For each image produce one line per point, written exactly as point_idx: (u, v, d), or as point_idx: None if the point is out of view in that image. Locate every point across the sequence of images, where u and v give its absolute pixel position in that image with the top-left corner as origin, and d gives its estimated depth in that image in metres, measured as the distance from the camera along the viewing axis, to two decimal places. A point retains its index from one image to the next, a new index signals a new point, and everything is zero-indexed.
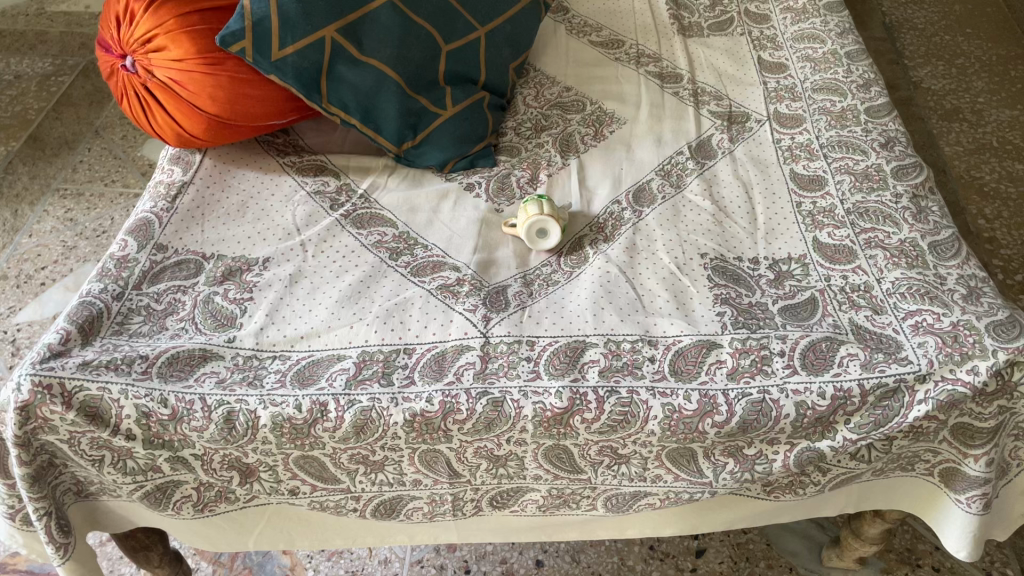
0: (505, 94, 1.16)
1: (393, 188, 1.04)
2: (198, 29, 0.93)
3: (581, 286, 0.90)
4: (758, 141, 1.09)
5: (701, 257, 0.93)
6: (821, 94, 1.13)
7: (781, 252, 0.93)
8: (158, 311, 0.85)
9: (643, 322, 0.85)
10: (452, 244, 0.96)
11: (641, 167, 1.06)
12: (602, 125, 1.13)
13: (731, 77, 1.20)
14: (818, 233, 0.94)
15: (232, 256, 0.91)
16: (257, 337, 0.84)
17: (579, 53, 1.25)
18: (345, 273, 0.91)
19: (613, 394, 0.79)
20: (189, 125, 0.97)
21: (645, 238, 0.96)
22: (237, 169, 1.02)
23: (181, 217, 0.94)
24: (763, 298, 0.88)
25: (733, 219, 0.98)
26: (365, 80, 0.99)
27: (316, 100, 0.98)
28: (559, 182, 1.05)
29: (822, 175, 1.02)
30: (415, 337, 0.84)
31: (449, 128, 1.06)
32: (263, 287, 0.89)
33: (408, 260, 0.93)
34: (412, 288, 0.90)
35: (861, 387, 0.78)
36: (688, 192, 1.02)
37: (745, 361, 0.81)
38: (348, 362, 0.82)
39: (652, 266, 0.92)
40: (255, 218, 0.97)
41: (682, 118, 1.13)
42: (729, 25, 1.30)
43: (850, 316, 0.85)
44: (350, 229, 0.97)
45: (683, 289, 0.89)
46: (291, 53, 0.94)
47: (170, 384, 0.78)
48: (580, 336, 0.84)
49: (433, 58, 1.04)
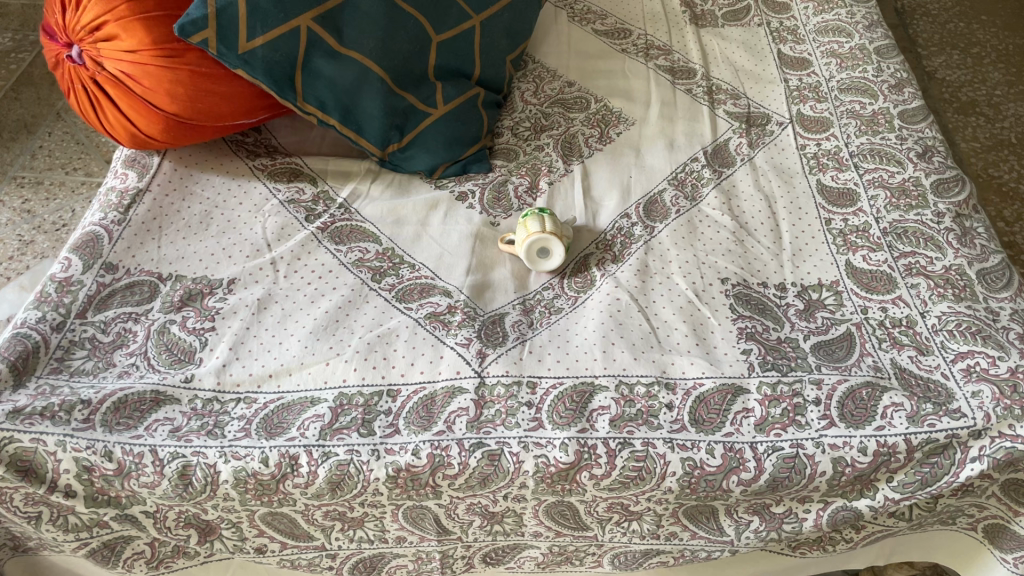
0: (502, 90, 1.05)
1: (376, 197, 0.93)
2: (156, 16, 0.81)
3: (588, 316, 0.80)
4: (780, 146, 0.99)
5: (722, 282, 0.83)
6: (849, 95, 1.03)
7: (810, 278, 0.83)
8: (106, 344, 0.74)
9: (659, 360, 0.75)
10: (442, 263, 0.85)
11: (652, 176, 0.96)
12: (608, 127, 1.02)
13: (748, 74, 1.09)
14: (851, 256, 0.85)
15: (192, 278, 0.80)
16: (218, 376, 0.73)
17: (582, 43, 1.14)
18: (320, 298, 0.80)
19: (627, 446, 0.70)
20: (145, 125, 0.86)
21: (658, 259, 0.85)
22: (200, 173, 0.91)
23: (135, 231, 0.83)
24: (792, 333, 0.78)
25: (755, 237, 0.88)
26: (346, 75, 0.88)
27: (290, 97, 0.87)
28: (561, 191, 0.94)
29: (852, 188, 0.92)
30: (399, 378, 0.74)
31: (440, 129, 0.95)
32: (227, 314, 0.78)
33: (392, 282, 0.83)
34: (397, 317, 0.79)
35: (908, 443, 0.69)
36: (705, 205, 0.92)
37: (775, 411, 0.71)
38: (323, 407, 0.71)
39: (667, 293, 0.81)
40: (220, 231, 0.85)
41: (697, 119, 1.03)
42: (745, 14, 1.18)
43: (892, 357, 0.75)
44: (327, 245, 0.86)
45: (703, 321, 0.79)
46: (261, 45, 0.83)
47: (116, 434, 0.68)
48: (587, 378, 0.74)
49: (422, 50, 0.93)
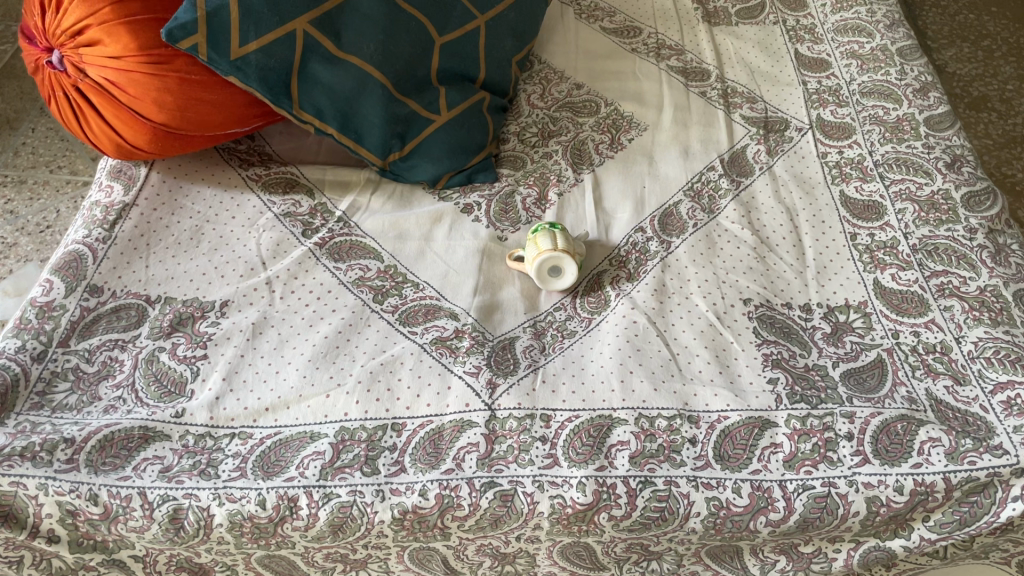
0: (508, 93, 1.00)
1: (377, 210, 0.88)
2: (142, 19, 0.76)
3: (603, 341, 0.75)
4: (800, 154, 0.94)
5: (744, 303, 0.78)
6: (872, 100, 0.98)
7: (836, 298, 0.79)
8: (90, 375, 0.69)
9: (680, 391, 0.70)
10: (448, 282, 0.80)
11: (667, 186, 0.91)
12: (619, 132, 0.97)
13: (764, 75, 1.04)
14: (880, 275, 0.80)
15: (183, 301, 0.76)
16: (211, 411, 0.68)
17: (591, 42, 1.09)
18: (319, 321, 0.76)
19: (648, 485, 0.65)
20: (131, 136, 0.81)
21: (676, 277, 0.81)
22: (190, 185, 0.86)
23: (121, 249, 0.78)
24: (820, 360, 0.73)
25: (777, 253, 0.84)
26: (345, 81, 0.83)
27: (285, 106, 0.82)
28: (571, 203, 0.89)
29: (878, 201, 0.87)
30: (404, 411, 0.69)
31: (444, 137, 0.90)
32: (220, 340, 0.73)
33: (396, 303, 0.78)
34: (401, 343, 0.74)
35: (947, 482, 0.65)
36: (724, 218, 0.87)
37: (805, 446, 0.67)
38: (323, 443, 0.67)
39: (686, 315, 0.77)
40: (212, 248, 0.81)
41: (712, 124, 0.98)
42: (759, 11, 1.14)
43: (927, 387, 0.71)
44: (326, 262, 0.81)
45: (725, 347, 0.74)
46: (254, 50, 0.78)
47: (101, 476, 0.63)
48: (605, 410, 0.69)
49: (425, 53, 0.88)
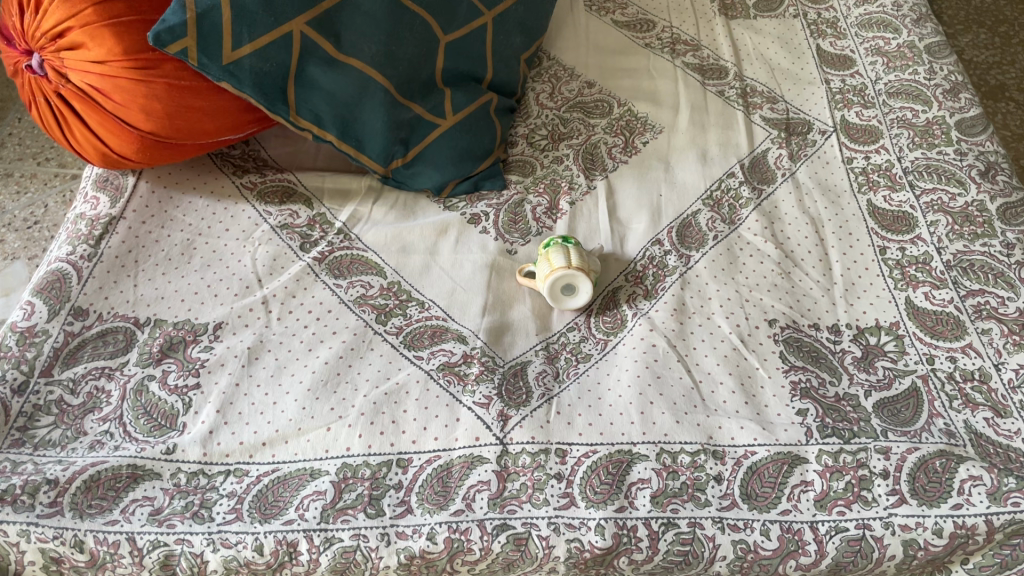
0: (516, 93, 0.95)
1: (379, 221, 0.83)
2: (127, 20, 0.71)
3: (621, 366, 0.71)
4: (824, 159, 0.89)
5: (770, 325, 0.74)
6: (900, 101, 0.93)
7: (866, 319, 0.75)
8: (75, 408, 0.65)
9: (704, 424, 0.66)
10: (455, 300, 0.76)
11: (684, 194, 0.87)
12: (633, 135, 0.93)
13: (785, 73, 0.99)
14: (912, 293, 0.76)
15: (174, 323, 0.71)
16: (204, 446, 0.64)
17: (602, 36, 1.04)
18: (318, 345, 0.71)
19: (671, 527, 0.61)
20: (118, 144, 0.76)
21: (697, 295, 0.77)
22: (181, 195, 0.81)
23: (108, 267, 0.73)
24: (851, 389, 0.69)
25: (802, 268, 0.79)
26: (345, 86, 0.78)
27: (281, 112, 0.78)
28: (584, 213, 0.85)
29: (909, 212, 0.83)
30: (410, 445, 0.65)
31: (449, 143, 0.85)
32: (213, 368, 0.68)
33: (400, 323, 0.74)
34: (407, 369, 0.70)
35: (989, 524, 0.61)
36: (745, 229, 0.83)
37: (838, 485, 0.63)
38: (324, 482, 0.62)
39: (708, 338, 0.73)
40: (204, 264, 0.76)
41: (731, 126, 0.93)
42: (778, 4, 1.08)
43: (966, 420, 0.67)
44: (326, 279, 0.77)
45: (751, 374, 0.70)
46: (248, 53, 0.73)
47: (87, 520, 0.59)
48: (624, 445, 0.65)
49: (430, 53, 0.83)
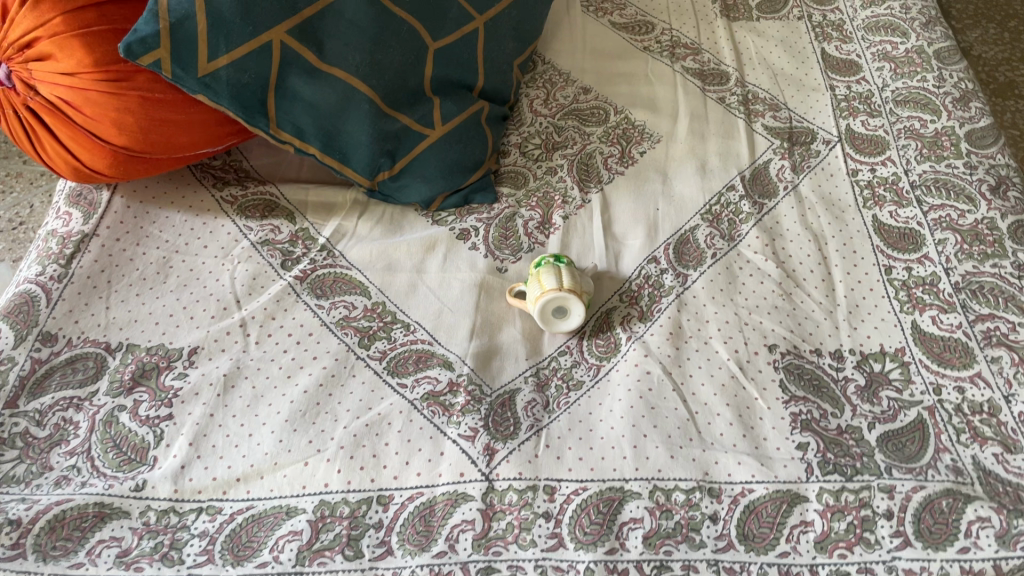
0: (509, 100, 0.92)
1: (364, 236, 0.80)
2: (97, 30, 0.67)
3: (614, 395, 0.68)
4: (828, 171, 0.86)
5: (770, 351, 0.71)
6: (908, 110, 0.90)
7: (870, 344, 0.72)
8: (41, 441, 0.62)
9: (700, 459, 0.63)
10: (442, 322, 0.73)
11: (682, 208, 0.83)
12: (630, 145, 0.89)
13: (788, 78, 0.96)
14: (919, 317, 0.73)
15: (147, 348, 0.68)
16: (175, 482, 0.61)
17: (599, 39, 1.01)
18: (298, 372, 0.68)
19: (664, 571, 0.57)
20: (89, 159, 0.73)
21: (694, 318, 0.73)
22: (158, 209, 0.78)
23: (79, 289, 0.70)
24: (853, 421, 0.66)
25: (804, 289, 0.76)
26: (328, 97, 0.75)
27: (261, 124, 0.74)
28: (578, 228, 0.82)
29: (916, 229, 0.79)
30: (391, 481, 0.62)
31: (438, 154, 0.82)
32: (187, 397, 0.65)
33: (384, 347, 0.71)
34: (389, 398, 0.67)
35: (998, 570, 0.57)
36: (745, 247, 0.79)
37: (839, 525, 0.60)
38: (300, 521, 0.59)
39: (705, 365, 0.70)
40: (180, 285, 0.73)
41: (732, 136, 0.90)
42: (782, 5, 1.05)
43: (974, 455, 0.64)
44: (307, 299, 0.73)
45: (749, 404, 0.67)
46: (225, 65, 0.69)
47: (50, 564, 0.56)
48: (616, 481, 0.62)
49: (418, 62, 0.80)
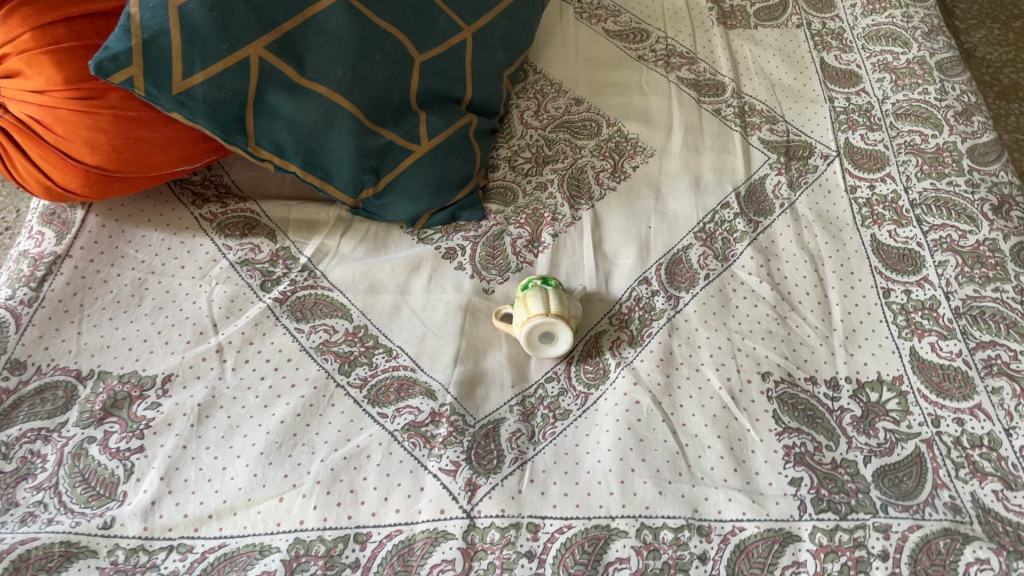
0: (499, 112, 0.90)
1: (348, 255, 0.78)
2: (68, 46, 0.65)
3: (601, 426, 0.66)
4: (825, 188, 0.84)
5: (763, 379, 0.68)
6: (908, 124, 0.87)
7: (867, 371, 0.69)
8: (7, 476, 0.60)
9: (689, 496, 0.61)
10: (426, 347, 0.71)
11: (675, 226, 0.81)
12: (622, 159, 0.87)
13: (786, 90, 0.93)
14: (918, 343, 0.71)
15: (119, 376, 0.66)
16: (145, 519, 0.59)
17: (593, 49, 0.99)
18: (275, 401, 0.66)
19: None
20: (61, 178, 0.70)
21: (685, 343, 0.71)
22: (134, 228, 0.76)
23: (50, 313, 0.68)
24: (849, 454, 0.64)
25: (800, 312, 0.74)
26: (309, 113, 0.72)
27: (239, 142, 0.72)
28: (567, 246, 0.79)
29: (915, 250, 0.77)
30: (369, 518, 0.60)
31: (424, 171, 0.79)
32: (159, 429, 0.63)
33: (364, 374, 0.68)
34: (369, 429, 0.64)
35: None
36: (740, 267, 0.77)
37: (833, 567, 0.57)
38: (274, 561, 0.57)
39: (696, 394, 0.67)
40: (156, 307, 0.71)
41: (727, 150, 0.87)
42: (781, 12, 1.03)
43: (973, 492, 0.61)
44: (287, 323, 0.71)
45: (741, 437, 0.65)
46: (200, 82, 0.67)
47: None
48: (602, 519, 0.60)
49: (403, 76, 0.77)
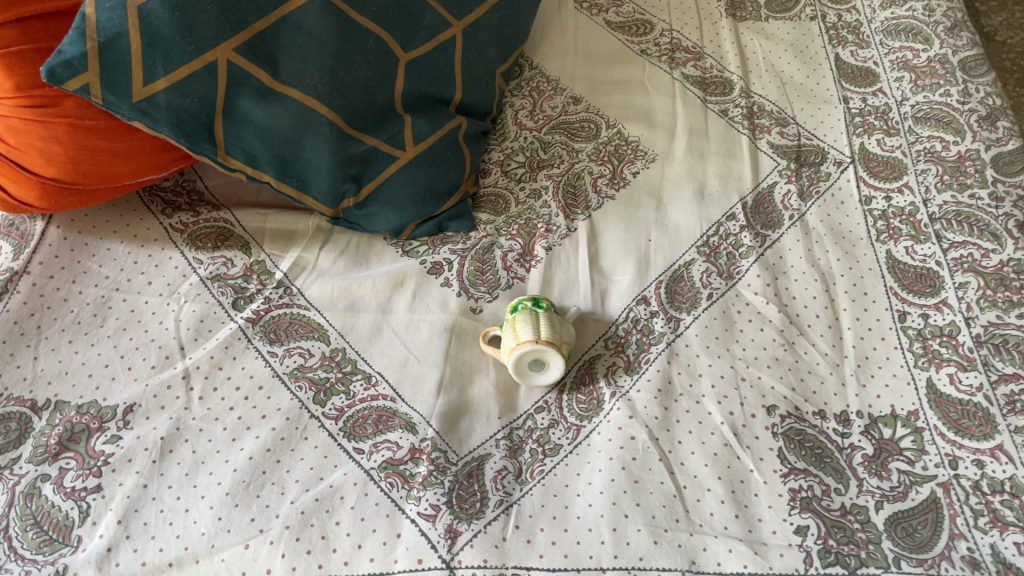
0: (491, 113, 0.84)
1: (326, 270, 0.73)
2: (19, 50, 0.60)
3: (594, 465, 0.61)
4: (838, 199, 0.78)
5: (769, 413, 0.64)
6: (928, 128, 0.82)
7: (880, 405, 0.65)
8: None
9: (687, 546, 0.56)
10: (407, 373, 0.66)
11: (676, 239, 0.76)
12: (622, 163, 0.82)
13: (798, 88, 0.88)
14: (935, 375, 0.66)
15: (77, 406, 0.62)
16: (99, 568, 0.54)
17: (593, 42, 0.94)
18: (244, 434, 0.61)
19: None
20: (16, 190, 0.66)
21: (685, 371, 0.66)
22: (99, 239, 0.72)
23: (5, 336, 0.64)
24: (859, 499, 0.59)
25: (808, 337, 0.69)
26: (284, 120, 0.67)
27: (208, 151, 0.67)
28: (561, 261, 0.74)
29: (934, 269, 0.72)
30: (341, 567, 0.55)
31: (409, 179, 0.74)
32: (118, 465, 0.59)
33: (340, 404, 0.64)
34: (344, 467, 0.60)
35: None
36: (745, 286, 0.72)
37: None
38: None
39: (696, 429, 0.63)
40: (119, 328, 0.66)
41: (734, 155, 0.82)
42: (794, 3, 0.98)
43: (993, 544, 0.57)
44: (260, 346, 0.67)
45: (743, 479, 0.60)
46: (163, 88, 0.62)
47: None
48: (592, 571, 0.55)
49: (386, 77, 0.72)
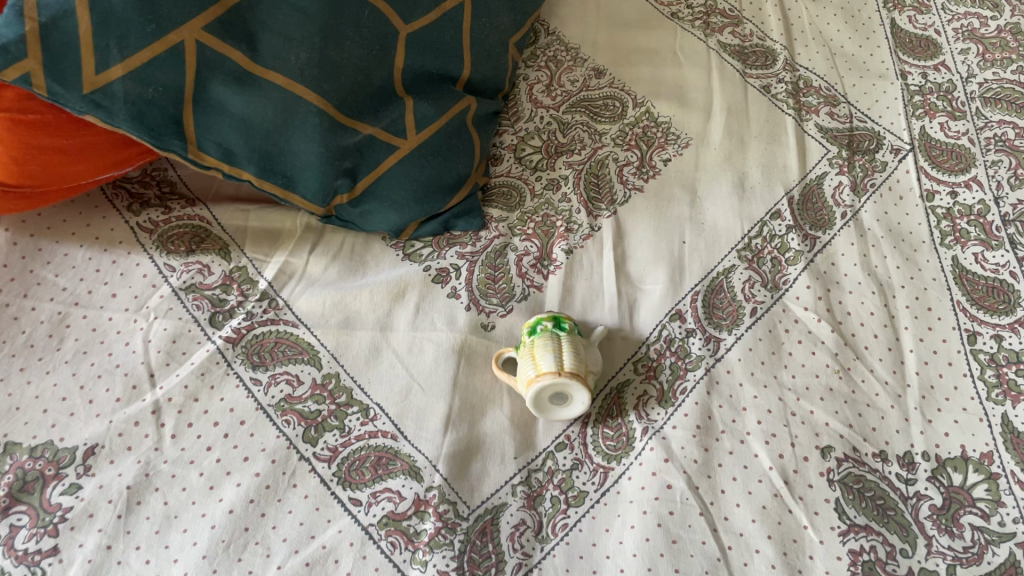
0: (502, 89, 0.74)
1: (316, 278, 0.65)
2: None
3: (625, 519, 0.53)
4: (896, 194, 0.69)
5: (824, 456, 0.56)
6: (998, 112, 0.73)
7: (949, 445, 0.57)
8: None
9: None
10: (410, 404, 0.58)
11: (714, 242, 0.67)
12: (651, 149, 0.72)
13: (849, 60, 0.79)
14: (1011, 409, 0.58)
15: (31, 449, 0.54)
16: None
17: (618, 5, 0.84)
18: (223, 481, 0.53)
19: None
20: None
21: (728, 405, 0.58)
22: (54, 243, 0.63)
23: None
24: (928, 563, 0.52)
25: (866, 361, 0.60)
26: (265, 110, 0.57)
27: (176, 145, 0.57)
28: (584, 266, 0.66)
29: (1008, 282, 0.64)
30: None
31: (410, 172, 0.64)
32: (78, 522, 0.51)
33: (333, 442, 0.56)
34: (338, 524, 0.52)
35: None
36: (793, 299, 0.63)
37: None
38: None
39: (742, 476, 0.55)
40: (80, 352, 0.58)
41: (778, 140, 0.73)
42: None
43: None
44: (242, 373, 0.58)
45: (797, 538, 0.52)
46: (121, 76, 0.52)
47: None
48: None
49: (385, 54, 0.61)
